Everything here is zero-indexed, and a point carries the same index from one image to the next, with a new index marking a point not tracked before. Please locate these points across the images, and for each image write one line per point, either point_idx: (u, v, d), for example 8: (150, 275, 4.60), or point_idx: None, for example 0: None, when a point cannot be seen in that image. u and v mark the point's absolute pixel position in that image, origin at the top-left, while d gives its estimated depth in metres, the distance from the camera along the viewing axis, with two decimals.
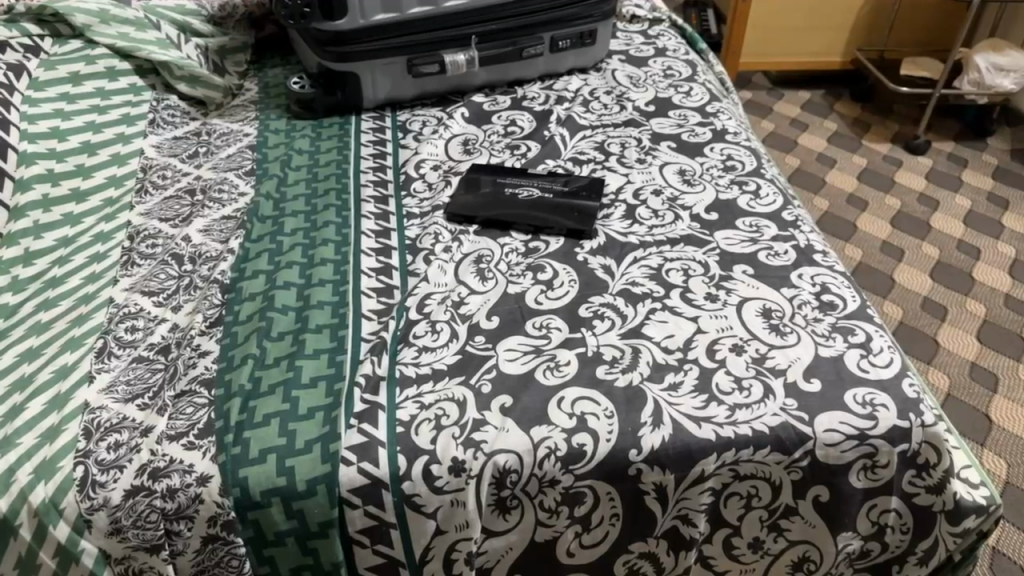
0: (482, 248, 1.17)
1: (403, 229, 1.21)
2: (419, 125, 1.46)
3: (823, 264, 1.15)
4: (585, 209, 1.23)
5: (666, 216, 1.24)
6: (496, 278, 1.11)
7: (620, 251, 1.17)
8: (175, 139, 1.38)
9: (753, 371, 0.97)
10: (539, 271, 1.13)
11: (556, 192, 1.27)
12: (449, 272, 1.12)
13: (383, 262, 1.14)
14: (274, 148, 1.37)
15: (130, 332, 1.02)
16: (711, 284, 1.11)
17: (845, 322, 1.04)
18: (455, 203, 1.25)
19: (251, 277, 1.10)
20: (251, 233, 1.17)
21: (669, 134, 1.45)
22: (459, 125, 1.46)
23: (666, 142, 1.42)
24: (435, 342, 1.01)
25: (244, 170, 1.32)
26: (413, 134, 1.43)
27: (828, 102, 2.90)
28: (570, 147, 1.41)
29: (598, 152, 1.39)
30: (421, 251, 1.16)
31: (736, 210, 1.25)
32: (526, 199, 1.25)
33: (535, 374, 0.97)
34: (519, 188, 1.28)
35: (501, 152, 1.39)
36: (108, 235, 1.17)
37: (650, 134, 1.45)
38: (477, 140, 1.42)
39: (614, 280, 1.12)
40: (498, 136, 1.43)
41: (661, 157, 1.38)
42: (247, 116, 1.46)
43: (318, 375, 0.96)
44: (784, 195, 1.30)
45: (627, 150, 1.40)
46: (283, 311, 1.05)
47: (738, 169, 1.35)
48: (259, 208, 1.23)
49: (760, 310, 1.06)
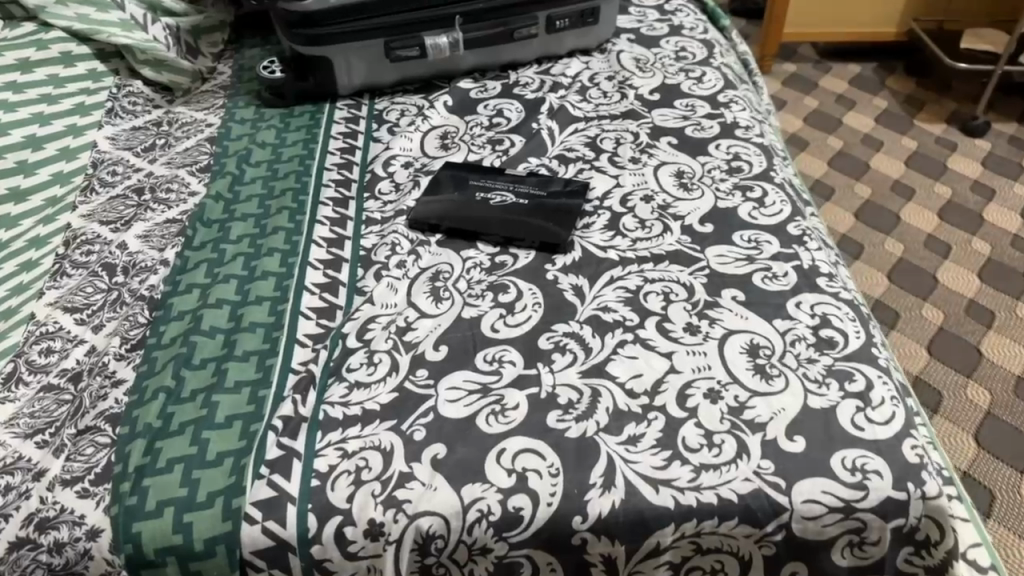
0: (442, 263, 1.05)
1: (360, 237, 1.10)
2: (397, 115, 1.34)
3: (827, 290, 1.00)
4: (563, 217, 1.11)
5: (653, 227, 1.10)
6: (452, 299, 1.00)
7: (596, 269, 1.04)
8: (132, 130, 1.29)
9: (727, 424, 0.84)
10: (501, 291, 1.01)
11: (535, 197, 1.14)
12: (400, 291, 1.01)
13: (330, 277, 1.03)
14: (237, 140, 1.27)
15: (44, 355, 0.93)
16: (694, 311, 0.97)
17: (843, 364, 0.90)
18: (421, 209, 1.13)
19: (184, 293, 1.00)
20: (192, 241, 1.08)
21: (672, 128, 1.30)
22: (441, 115, 1.34)
23: (667, 138, 1.28)
24: (371, 376, 0.90)
25: (199, 166, 1.22)
26: (388, 125, 1.31)
27: (878, 76, 2.68)
28: (558, 143, 1.27)
29: (588, 148, 1.26)
30: (374, 264, 1.05)
31: (735, 220, 1.11)
32: (500, 204, 1.13)
33: (477, 420, 0.85)
34: (494, 192, 1.15)
35: (481, 148, 1.26)
36: (43, 239, 1.09)
37: (650, 128, 1.30)
38: (457, 133, 1.30)
39: (583, 304, 0.99)
40: (481, 129, 1.31)
41: (659, 156, 1.24)
42: (214, 103, 1.37)
43: (235, 414, 0.86)
44: (794, 203, 1.15)
45: (621, 148, 1.26)
46: (210, 334, 0.95)
47: (744, 171, 1.20)
48: (206, 210, 1.13)
49: (745, 347, 0.92)
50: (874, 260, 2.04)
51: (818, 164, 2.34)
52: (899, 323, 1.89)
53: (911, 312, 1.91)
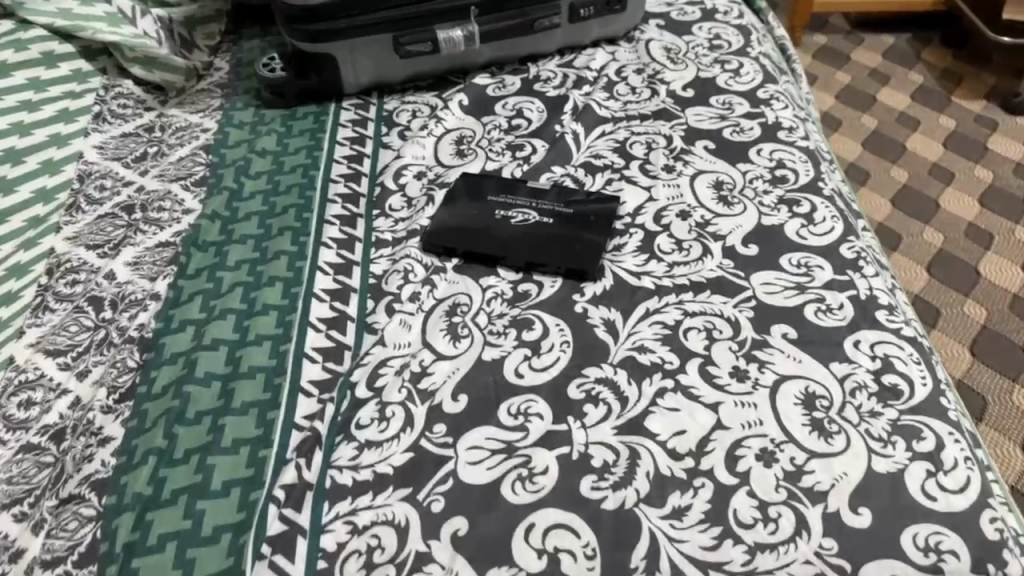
0: (460, 293, 0.96)
1: (369, 263, 1.00)
2: (408, 118, 1.24)
3: (888, 325, 0.90)
4: (592, 240, 1.00)
5: (691, 249, 1.00)
6: (470, 337, 0.90)
7: (629, 300, 0.94)
8: (122, 137, 1.19)
9: (783, 493, 0.75)
10: (525, 327, 0.91)
11: (560, 214, 1.04)
12: (413, 328, 0.91)
13: (337, 311, 0.94)
14: (235, 148, 1.17)
15: (23, 409, 0.85)
16: (740, 353, 0.87)
17: (910, 419, 0.81)
18: (435, 229, 1.03)
19: (176, 332, 0.92)
20: (186, 269, 0.99)
21: (708, 131, 1.19)
22: (455, 117, 1.23)
23: (703, 142, 1.17)
24: (383, 433, 0.81)
25: (194, 179, 1.12)
26: (399, 130, 1.21)
27: (914, 48, 2.53)
28: (584, 149, 1.17)
29: (617, 155, 1.16)
30: (386, 295, 0.95)
31: (781, 241, 1.01)
32: (522, 224, 1.03)
33: (502, 487, 0.76)
34: (515, 209, 1.05)
35: (500, 155, 1.16)
36: (24, 267, 1.00)
37: (684, 131, 1.20)
38: (473, 138, 1.19)
39: (617, 343, 0.89)
40: (499, 132, 1.21)
41: (694, 164, 1.13)
42: (210, 104, 1.26)
43: (232, 479, 0.78)
44: (846, 219, 1.04)
45: (653, 155, 1.15)
46: (206, 381, 0.86)
47: (789, 181, 1.10)
48: (200, 232, 1.03)
49: (800, 397, 0.83)
50: (912, 252, 1.94)
51: (851, 146, 2.22)
52: (941, 322, 1.78)
53: (954, 309, 1.81)
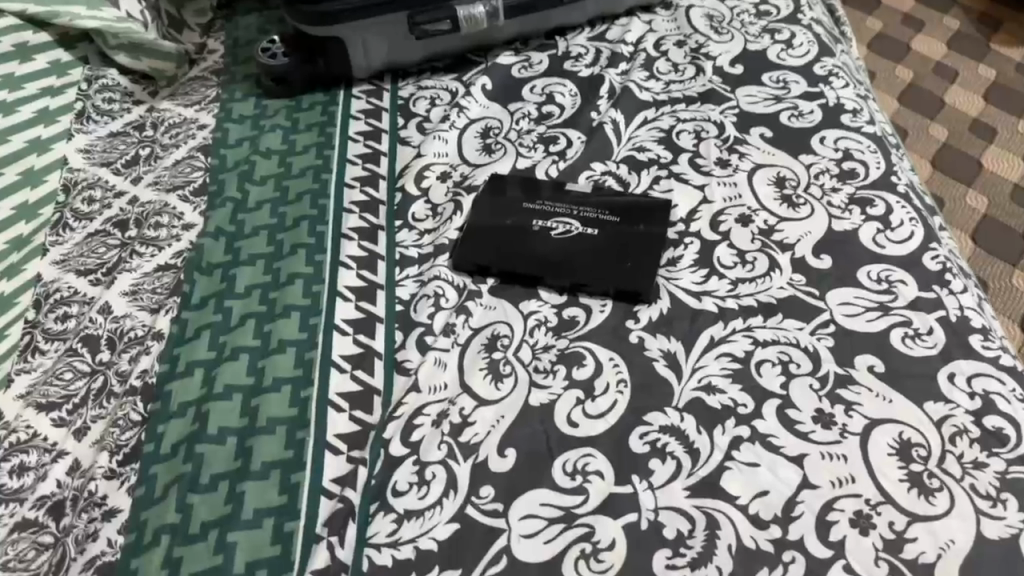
0: (499, 321, 0.85)
1: (396, 285, 0.90)
2: (428, 107, 1.12)
3: (985, 354, 0.80)
4: (643, 256, 0.90)
5: (755, 263, 0.89)
6: (515, 376, 0.80)
7: (691, 327, 0.84)
8: (110, 137, 1.07)
9: (884, 568, 0.67)
10: (575, 363, 0.81)
11: (606, 224, 0.93)
12: (450, 365, 0.81)
13: (363, 346, 0.84)
14: (236, 147, 1.06)
15: (16, 476, 0.76)
16: (823, 393, 0.78)
17: (1020, 472, 0.71)
18: (465, 244, 0.92)
19: (184, 376, 0.82)
20: (190, 299, 0.88)
21: (762, 117, 1.08)
22: (480, 105, 1.11)
23: (758, 130, 1.06)
24: (424, 500, 0.71)
25: (192, 187, 1.01)
26: (418, 122, 1.09)
27: None
28: (625, 140, 1.05)
29: (663, 147, 1.04)
30: (416, 326, 0.85)
31: (857, 250, 0.90)
32: (563, 237, 0.92)
33: (565, 566, 0.67)
34: (554, 217, 0.94)
35: (532, 151, 1.05)
36: (7, 299, 0.89)
37: (736, 116, 1.08)
38: (501, 131, 1.07)
39: (681, 382, 0.79)
40: (529, 121, 1.09)
41: (750, 157, 1.02)
42: (206, 95, 1.14)
43: (256, 560, 0.69)
44: (925, 222, 0.94)
45: (702, 147, 1.04)
46: (220, 437, 0.77)
47: (859, 176, 0.99)
48: (203, 252, 0.92)
49: (894, 446, 0.74)
50: (962, 221, 1.69)
51: (882, 91, 1.96)
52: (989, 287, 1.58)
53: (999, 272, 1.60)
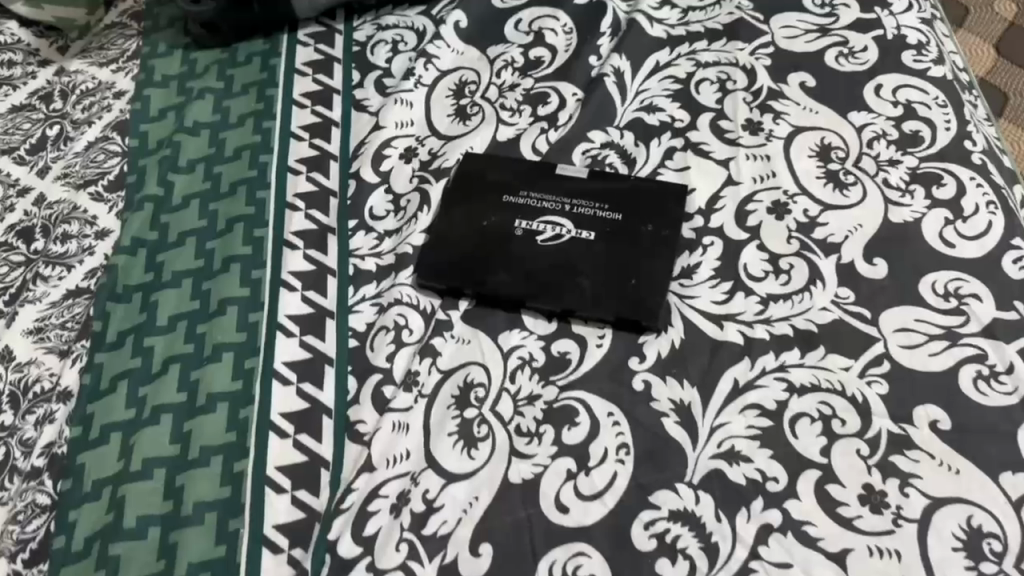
0: (473, 362, 0.70)
1: (349, 311, 0.74)
2: (390, 56, 0.91)
3: None
4: (651, 268, 0.72)
5: (791, 273, 0.72)
6: (491, 440, 0.65)
7: (709, 367, 0.68)
8: (12, 113, 0.89)
9: None
10: (566, 422, 0.66)
11: (604, 223, 0.75)
12: (412, 427, 0.66)
13: (308, 400, 0.69)
14: (159, 122, 0.87)
15: None
16: (873, 462, 0.63)
17: None
18: (435, 255, 0.75)
19: (98, 445, 0.68)
20: (104, 338, 0.73)
21: (803, 57, 0.86)
22: (453, 51, 0.91)
23: (798, 76, 0.85)
24: None
25: (108, 179, 0.84)
26: (378, 77, 0.90)
27: None
28: (632, 96, 0.85)
29: (679, 105, 0.84)
30: (374, 370, 0.70)
31: (920, 252, 0.72)
32: (552, 244, 0.74)
33: None
34: (541, 216, 0.76)
35: (517, 116, 0.85)
36: None
37: (770, 57, 0.87)
38: (478, 89, 0.88)
39: (697, 448, 0.64)
40: (513, 72, 0.88)
41: (787, 117, 0.82)
42: (125, 47, 0.94)
43: None
44: (1008, 206, 0.75)
45: (727, 103, 0.83)
46: (139, 530, 0.64)
47: (924, 142, 0.79)
48: (119, 273, 0.77)
49: (961, 538, 0.59)
50: (982, 27, 1.27)
51: None
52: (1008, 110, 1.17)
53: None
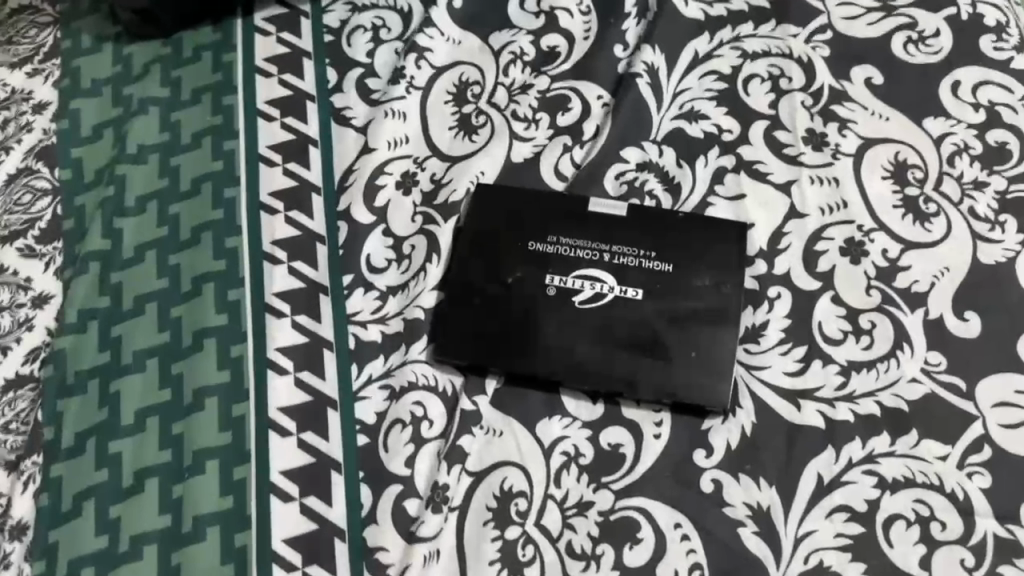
0: (510, 464, 0.59)
1: (355, 397, 0.62)
2: (371, 47, 0.76)
3: None
4: (713, 335, 0.61)
5: (873, 334, 0.62)
6: (541, 566, 0.56)
7: (787, 460, 0.58)
8: None
9: None
10: (627, 539, 0.56)
11: (652, 277, 0.63)
12: (447, 554, 0.56)
13: (317, 521, 0.58)
14: (93, 144, 0.72)
15: None
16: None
17: None
18: (452, 325, 0.63)
19: None
20: (58, 443, 0.61)
21: (866, 43, 0.73)
22: (449, 41, 0.75)
23: (863, 70, 0.72)
24: None
25: (40, 227, 0.69)
26: (359, 77, 0.74)
27: None
28: (670, 98, 0.71)
29: (725, 110, 0.71)
30: (391, 476, 0.59)
31: (1017, 302, 0.63)
32: (593, 307, 0.62)
33: None
34: (576, 270, 0.64)
35: (533, 129, 0.71)
36: None
37: (828, 45, 0.73)
38: (483, 92, 0.73)
39: (781, 566, 0.55)
40: (524, 68, 0.74)
41: (854, 126, 0.69)
42: (40, 42, 0.78)
43: None
44: None
45: (783, 108, 0.71)
46: None
47: (1013, 157, 0.68)
48: (67, 355, 0.64)
49: None
50: None
51: None
52: None
53: None
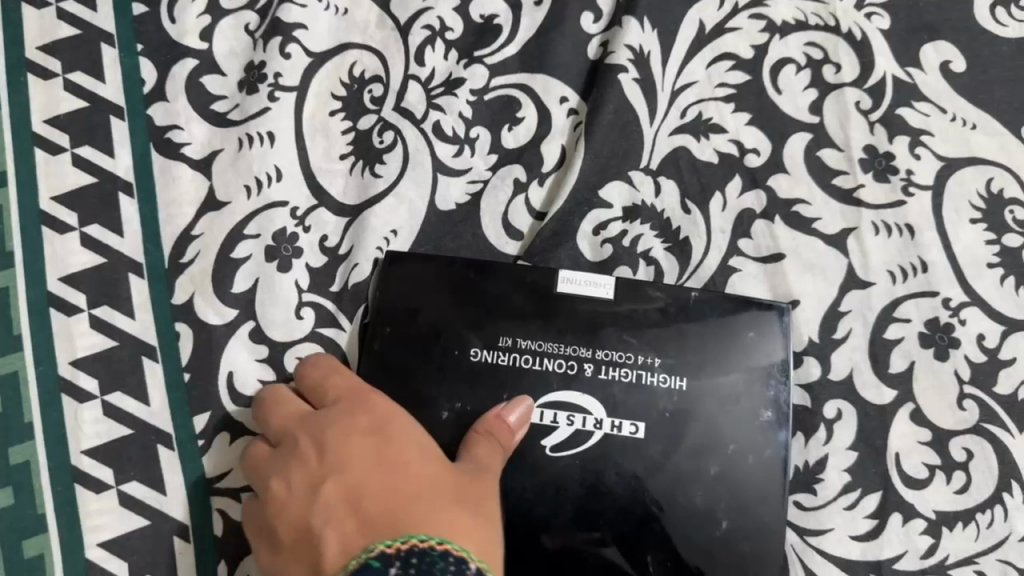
0: None
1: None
2: (208, 23, 0.49)
3: None
4: (750, 491, 0.41)
5: (970, 469, 0.43)
6: None
7: None
8: None
9: None
10: None
11: (656, 401, 0.42)
12: None
13: None
14: None
15: None
16: None
17: None
18: None
19: None
20: None
21: (940, 5, 0.51)
22: (329, 11, 0.50)
23: (937, 50, 0.50)
24: None
25: None
26: (194, 75, 0.49)
27: None
28: (667, 101, 0.48)
29: (746, 116, 0.48)
30: None
31: None
32: (570, 453, 0.41)
33: None
34: (542, 397, 0.42)
35: (467, 153, 0.48)
36: None
37: (888, 9, 0.51)
38: (387, 93, 0.49)
39: None
40: (447, 51, 0.49)
41: (929, 140, 0.48)
42: None
43: None
44: None
45: (828, 113, 0.49)
46: None
47: None
48: None
49: None
50: None
51: None
52: None
53: None
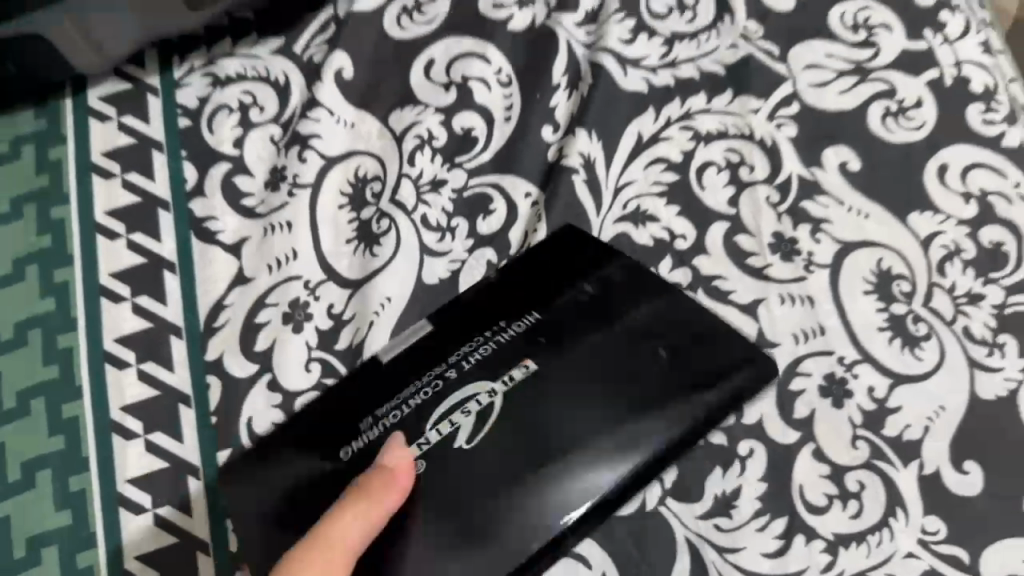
0: None
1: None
2: (240, 134, 0.61)
3: None
4: (629, 354, 0.51)
5: (862, 498, 0.52)
6: None
7: None
8: None
9: None
10: None
11: (506, 359, 0.51)
12: None
13: None
14: None
15: None
16: None
17: None
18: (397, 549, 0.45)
19: None
20: None
21: (837, 118, 0.62)
22: (339, 124, 0.61)
23: (836, 154, 0.61)
24: None
25: None
26: (227, 175, 0.60)
27: None
28: (612, 196, 0.59)
29: (676, 208, 0.59)
30: None
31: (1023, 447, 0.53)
32: (481, 438, 0.48)
33: None
34: (437, 411, 0.49)
35: (449, 239, 0.58)
36: None
37: (794, 121, 0.62)
38: (384, 189, 0.60)
39: None
40: (434, 155, 0.61)
41: (828, 227, 0.59)
42: None
43: None
44: None
45: (743, 206, 0.59)
46: None
47: (1007, 264, 0.57)
48: None
49: None
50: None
51: None
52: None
53: None
